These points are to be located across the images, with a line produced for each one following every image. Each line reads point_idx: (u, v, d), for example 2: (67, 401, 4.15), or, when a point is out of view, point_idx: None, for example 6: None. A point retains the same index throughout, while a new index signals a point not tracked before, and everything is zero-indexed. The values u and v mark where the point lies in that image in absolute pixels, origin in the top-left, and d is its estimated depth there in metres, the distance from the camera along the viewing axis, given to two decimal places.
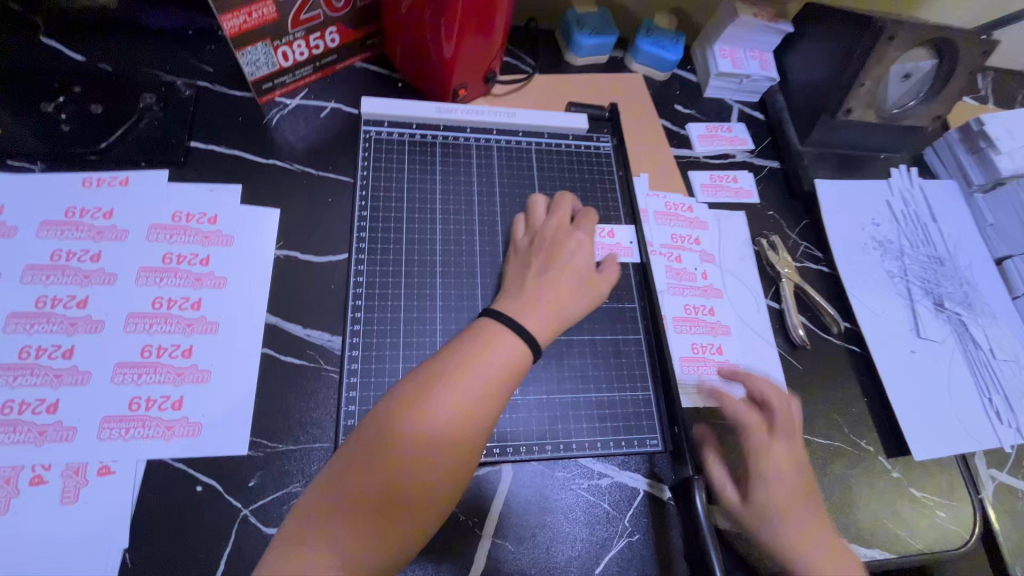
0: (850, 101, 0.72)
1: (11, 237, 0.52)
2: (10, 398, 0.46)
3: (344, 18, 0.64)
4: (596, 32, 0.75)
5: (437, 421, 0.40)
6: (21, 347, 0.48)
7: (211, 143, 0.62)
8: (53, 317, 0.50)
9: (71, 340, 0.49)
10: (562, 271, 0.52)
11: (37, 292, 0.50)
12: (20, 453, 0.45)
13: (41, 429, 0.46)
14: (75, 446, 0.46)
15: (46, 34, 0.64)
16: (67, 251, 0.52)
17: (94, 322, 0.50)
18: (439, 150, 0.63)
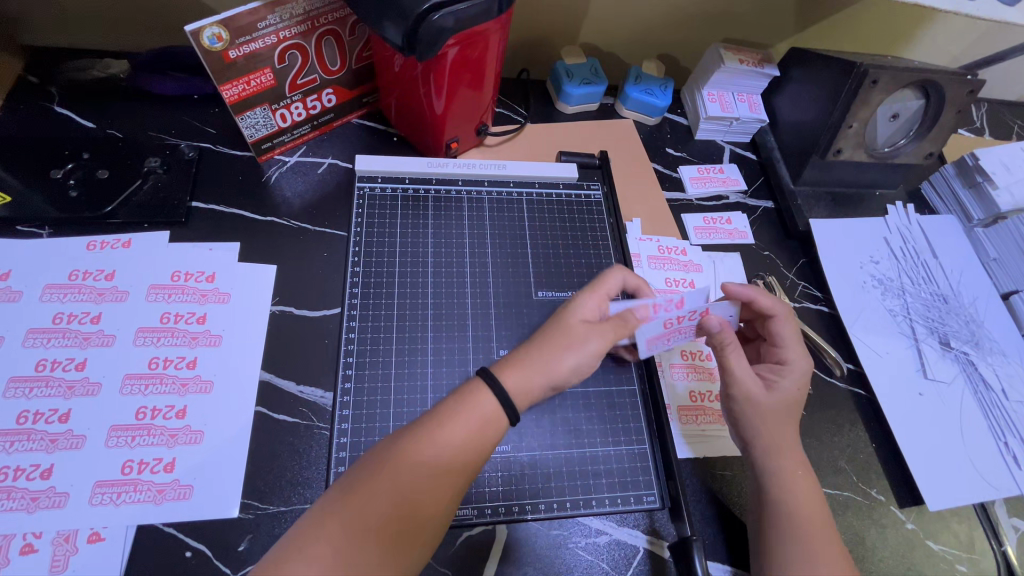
0: (840, 142, 0.72)
1: (15, 301, 0.54)
2: (6, 464, 0.47)
3: (340, 80, 0.66)
4: (585, 82, 0.78)
5: (432, 442, 0.42)
6: (20, 412, 0.49)
7: (212, 202, 0.64)
8: (52, 381, 0.51)
9: (68, 404, 0.50)
10: (563, 331, 0.48)
11: (37, 356, 0.52)
12: (13, 520, 0.45)
13: (34, 495, 0.46)
14: (66, 512, 0.46)
15: (60, 103, 0.67)
16: (69, 314, 0.54)
17: (91, 385, 0.51)
18: (431, 203, 0.64)
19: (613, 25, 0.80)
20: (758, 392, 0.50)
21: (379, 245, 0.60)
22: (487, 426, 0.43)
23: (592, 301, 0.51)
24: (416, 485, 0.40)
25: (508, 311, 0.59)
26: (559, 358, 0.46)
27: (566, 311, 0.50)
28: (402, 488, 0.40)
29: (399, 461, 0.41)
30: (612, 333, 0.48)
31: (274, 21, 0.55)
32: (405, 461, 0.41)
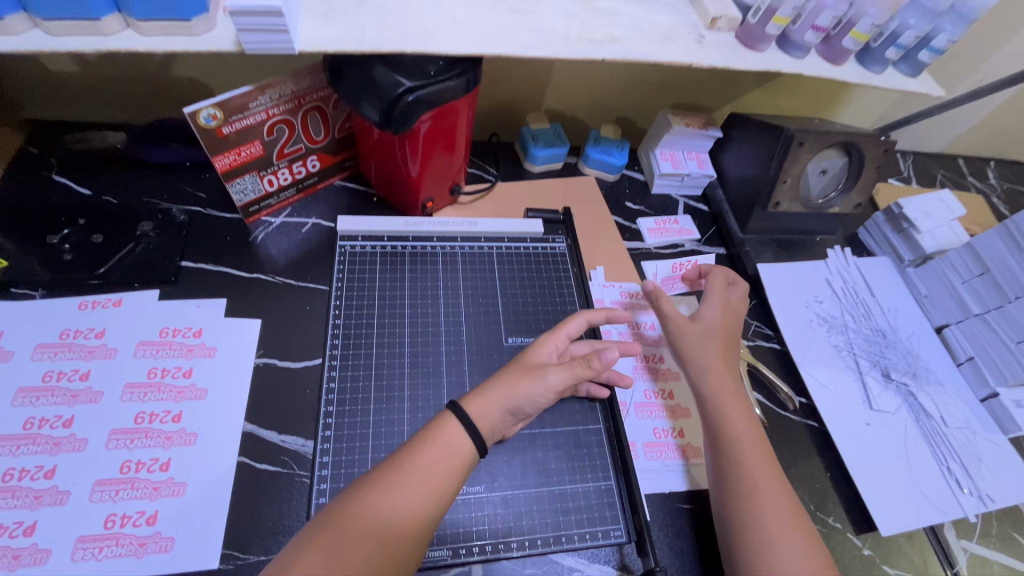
0: (776, 196, 0.80)
1: (6, 361, 0.56)
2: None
3: (324, 148, 0.73)
4: (549, 144, 0.86)
5: (411, 472, 0.46)
6: (5, 470, 0.50)
7: (200, 262, 0.68)
8: (39, 438, 0.52)
9: (54, 460, 0.51)
10: (521, 371, 0.55)
11: (26, 413, 0.53)
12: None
13: (16, 553, 0.47)
14: (48, 569, 0.47)
15: (58, 173, 0.72)
16: (59, 372, 0.56)
17: (78, 441, 0.53)
18: (408, 258, 0.69)
19: (573, 93, 0.90)
20: (686, 323, 0.65)
21: (358, 299, 0.65)
22: (454, 457, 0.49)
23: (550, 345, 0.58)
24: (397, 513, 0.44)
25: (480, 357, 0.63)
26: (521, 388, 0.54)
27: (525, 354, 0.57)
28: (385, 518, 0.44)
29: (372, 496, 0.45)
30: (569, 369, 0.55)
31: (265, 101, 0.61)
32: (380, 496, 0.45)
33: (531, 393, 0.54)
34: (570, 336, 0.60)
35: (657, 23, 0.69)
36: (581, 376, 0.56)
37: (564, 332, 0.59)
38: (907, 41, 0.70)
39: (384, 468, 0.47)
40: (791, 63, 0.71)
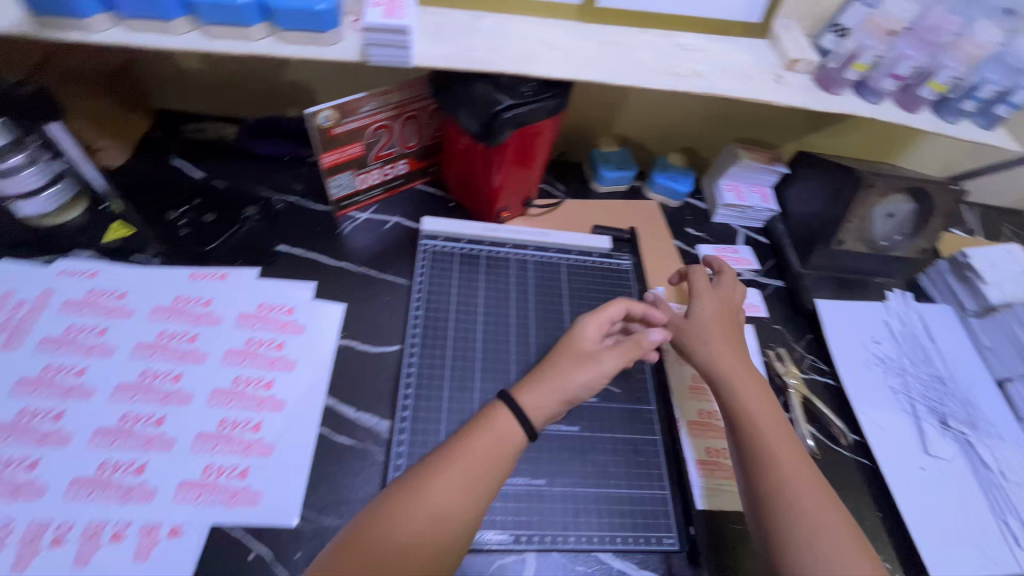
0: (841, 234, 0.83)
1: (128, 318, 0.63)
2: (106, 459, 0.54)
3: (414, 153, 0.79)
4: (619, 167, 0.90)
5: (456, 465, 0.49)
6: (123, 413, 0.56)
7: (295, 247, 0.74)
8: (152, 389, 0.58)
9: (163, 410, 0.57)
10: (573, 360, 0.58)
11: (142, 366, 0.60)
12: (108, 510, 0.51)
13: (128, 489, 0.52)
14: (154, 506, 0.52)
15: (178, 157, 0.80)
16: (171, 332, 0.62)
17: (184, 395, 0.58)
18: (483, 261, 0.73)
19: (644, 121, 0.94)
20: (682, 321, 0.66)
21: (437, 295, 0.70)
22: (499, 450, 0.51)
23: (595, 328, 0.61)
24: (443, 497, 0.47)
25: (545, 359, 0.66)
26: (574, 374, 0.56)
27: (573, 339, 0.60)
28: (430, 505, 0.47)
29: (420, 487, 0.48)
30: (622, 352, 0.59)
31: (373, 107, 0.67)
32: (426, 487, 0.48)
33: (588, 379, 0.56)
34: (611, 318, 0.63)
35: (737, 61, 0.72)
36: (633, 358, 0.60)
37: (603, 315, 0.62)
38: (985, 96, 0.71)
39: (431, 461, 0.50)
40: (865, 107, 0.72)
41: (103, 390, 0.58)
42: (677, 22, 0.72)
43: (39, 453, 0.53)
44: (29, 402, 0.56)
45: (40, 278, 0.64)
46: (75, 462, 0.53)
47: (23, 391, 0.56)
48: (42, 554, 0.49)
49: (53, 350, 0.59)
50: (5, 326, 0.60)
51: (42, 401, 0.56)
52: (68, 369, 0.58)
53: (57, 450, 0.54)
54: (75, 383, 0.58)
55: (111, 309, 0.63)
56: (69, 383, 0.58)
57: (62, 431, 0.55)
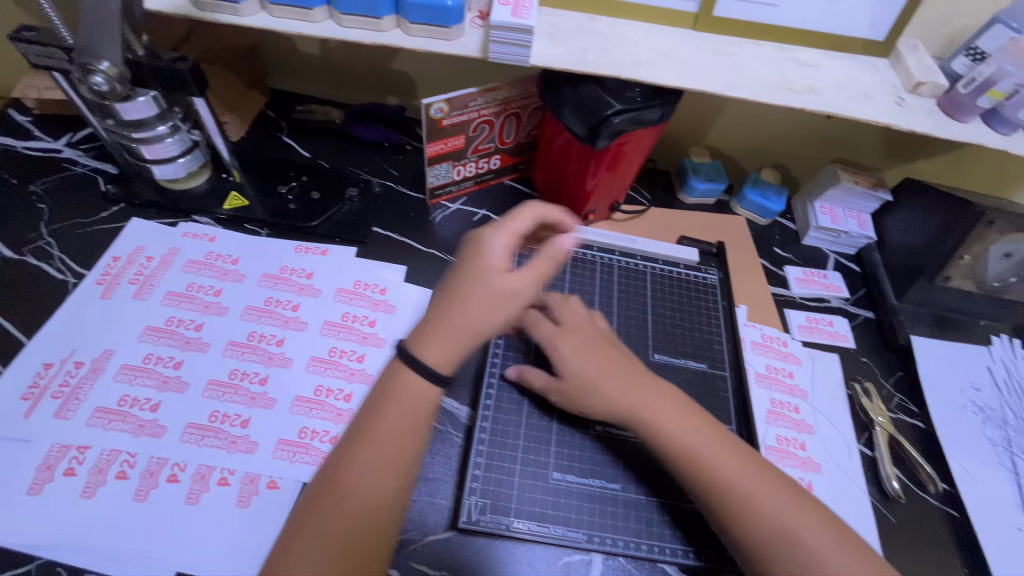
0: (948, 270, 0.78)
1: (240, 282, 0.68)
2: (217, 409, 0.58)
3: (508, 149, 0.80)
4: (708, 179, 0.88)
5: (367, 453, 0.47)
6: (232, 369, 0.61)
7: (388, 230, 0.78)
8: (258, 350, 0.63)
9: (268, 370, 0.62)
10: (476, 291, 0.50)
11: (250, 327, 0.64)
12: (216, 456, 0.56)
13: (234, 439, 0.57)
14: (255, 458, 0.56)
15: (287, 135, 0.85)
16: (277, 299, 0.67)
17: (286, 359, 0.63)
18: (570, 261, 0.74)
19: (738, 133, 0.92)
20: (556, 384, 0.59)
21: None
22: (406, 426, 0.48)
23: (501, 243, 0.53)
24: (366, 495, 0.46)
25: None
26: (465, 309, 0.50)
27: (479, 263, 0.52)
28: (350, 512, 0.45)
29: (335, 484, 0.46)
30: (530, 275, 0.53)
31: (481, 103, 0.70)
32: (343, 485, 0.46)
33: (504, 311, 0.51)
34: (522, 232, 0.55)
35: (855, 79, 0.70)
36: (546, 275, 0.54)
37: (514, 231, 0.54)
38: None
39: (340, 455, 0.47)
40: (997, 140, 0.68)
41: (217, 346, 0.62)
42: (795, 36, 0.70)
43: (161, 396, 0.58)
44: (154, 349, 0.61)
45: (167, 237, 0.70)
46: (189, 408, 0.58)
47: (150, 338, 0.62)
48: (159, 487, 0.54)
49: (176, 303, 0.65)
50: (136, 278, 0.66)
51: (164, 349, 0.61)
52: (187, 322, 0.64)
53: (176, 395, 0.59)
54: (193, 336, 0.63)
55: (225, 272, 0.68)
56: (188, 336, 0.63)
57: (180, 379, 0.60)
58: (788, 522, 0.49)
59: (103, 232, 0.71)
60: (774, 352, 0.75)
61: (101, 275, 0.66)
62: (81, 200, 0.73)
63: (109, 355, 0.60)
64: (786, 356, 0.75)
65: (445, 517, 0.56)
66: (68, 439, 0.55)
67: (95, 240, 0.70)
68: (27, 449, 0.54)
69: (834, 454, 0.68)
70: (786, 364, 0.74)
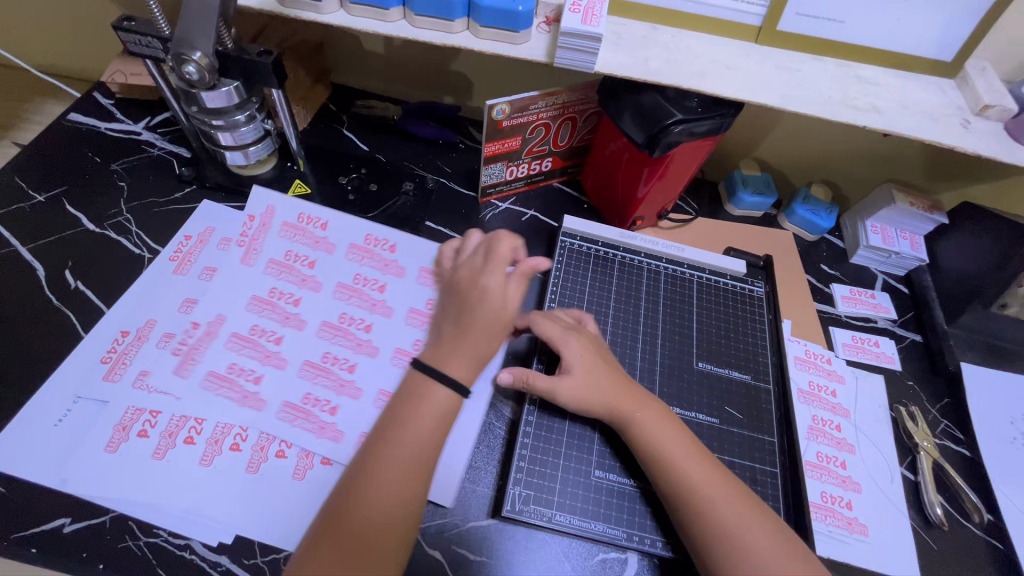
0: (1006, 298, 0.78)
1: (331, 253, 0.72)
2: (310, 391, 0.61)
3: (561, 152, 0.82)
4: (757, 192, 0.88)
5: (384, 455, 0.51)
6: (325, 352, 0.64)
7: (442, 225, 0.80)
8: (348, 335, 0.66)
9: (356, 357, 0.64)
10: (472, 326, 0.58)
11: (340, 309, 0.67)
12: (305, 438, 0.58)
13: (323, 424, 0.59)
14: (342, 445, 0.58)
15: (348, 128, 0.89)
16: (366, 279, 0.70)
17: (372, 347, 0.65)
18: (617, 265, 0.75)
19: (790, 148, 0.92)
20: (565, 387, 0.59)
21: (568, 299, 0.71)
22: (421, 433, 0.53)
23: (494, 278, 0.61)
24: (383, 490, 0.50)
25: (670, 371, 0.67)
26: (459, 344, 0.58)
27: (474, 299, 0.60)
28: (370, 506, 0.49)
29: (358, 482, 0.50)
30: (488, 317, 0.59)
31: (541, 106, 0.71)
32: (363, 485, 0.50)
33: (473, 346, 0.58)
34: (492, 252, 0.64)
35: (919, 98, 0.69)
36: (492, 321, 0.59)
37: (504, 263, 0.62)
38: None
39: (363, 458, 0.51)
40: None
41: (312, 325, 0.66)
42: (859, 53, 0.70)
43: (264, 369, 0.62)
44: (258, 320, 0.65)
45: (234, 220, 0.74)
46: (287, 386, 0.61)
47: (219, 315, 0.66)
48: (223, 454, 0.57)
49: (278, 274, 0.69)
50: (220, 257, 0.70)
51: (268, 322, 0.65)
52: (286, 296, 0.68)
53: (277, 370, 0.62)
54: (292, 312, 0.66)
55: (317, 241, 0.73)
56: (288, 311, 0.66)
57: (281, 356, 0.63)
58: (717, 506, 0.53)
59: (177, 212, 0.75)
60: (818, 368, 0.75)
61: (174, 252, 0.70)
62: (158, 180, 0.78)
63: (185, 327, 0.64)
64: (829, 373, 0.75)
65: (487, 505, 0.58)
66: (141, 402, 0.59)
67: (170, 219, 0.74)
68: (105, 409, 0.58)
69: (875, 475, 0.67)
70: (829, 382, 0.74)
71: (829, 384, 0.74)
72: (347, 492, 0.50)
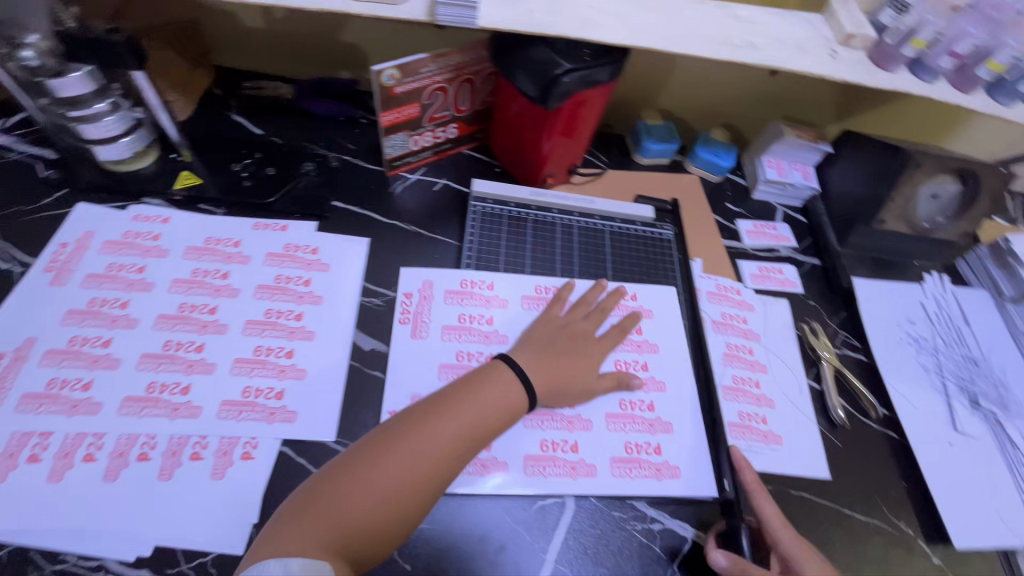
0: (883, 214, 0.84)
1: (246, 263, 0.68)
2: (249, 384, 0.60)
3: (465, 117, 0.81)
4: (662, 140, 0.91)
5: (452, 413, 0.54)
6: (256, 346, 0.62)
7: (349, 204, 0.77)
8: (278, 325, 0.64)
9: (292, 344, 0.63)
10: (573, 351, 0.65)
11: (266, 305, 0.65)
12: (257, 428, 0.57)
13: (272, 411, 0.59)
14: (296, 426, 0.58)
15: (237, 112, 0.83)
16: (545, 287, 0.73)
17: (307, 332, 0.64)
18: (530, 225, 0.78)
19: (688, 95, 0.95)
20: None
21: (484, 261, 0.74)
22: (484, 412, 0.55)
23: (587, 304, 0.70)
24: (444, 441, 0.52)
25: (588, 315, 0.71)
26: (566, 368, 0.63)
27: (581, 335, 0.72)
28: (430, 452, 0.51)
29: (426, 427, 0.53)
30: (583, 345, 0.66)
31: (433, 69, 0.70)
32: (429, 429, 0.53)
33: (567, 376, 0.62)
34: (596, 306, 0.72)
35: (792, 34, 0.72)
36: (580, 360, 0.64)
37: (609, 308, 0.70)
38: None
39: (432, 410, 0.54)
40: (920, 86, 0.73)
41: (235, 326, 0.63)
42: None
43: (190, 379, 0.59)
44: (172, 335, 0.61)
45: (117, 222, 0.68)
46: (221, 386, 0.59)
47: (105, 324, 0.61)
48: (130, 466, 0.53)
49: (184, 290, 0.64)
50: (111, 265, 0.65)
51: (472, 308, 0.69)
52: (200, 307, 0.64)
53: (206, 376, 0.59)
54: (489, 330, 0.68)
55: (229, 255, 0.68)
56: (484, 330, 0.68)
57: (206, 361, 0.60)
58: None
59: (48, 219, 0.68)
60: (728, 299, 0.79)
61: (49, 262, 0.64)
62: (21, 187, 0.70)
63: (75, 340, 0.59)
64: (740, 304, 0.79)
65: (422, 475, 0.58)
66: (28, 426, 0.54)
67: (39, 228, 0.67)
68: None
69: (785, 389, 0.73)
70: (740, 311, 0.78)
71: (739, 309, 0.79)
72: (412, 434, 0.52)
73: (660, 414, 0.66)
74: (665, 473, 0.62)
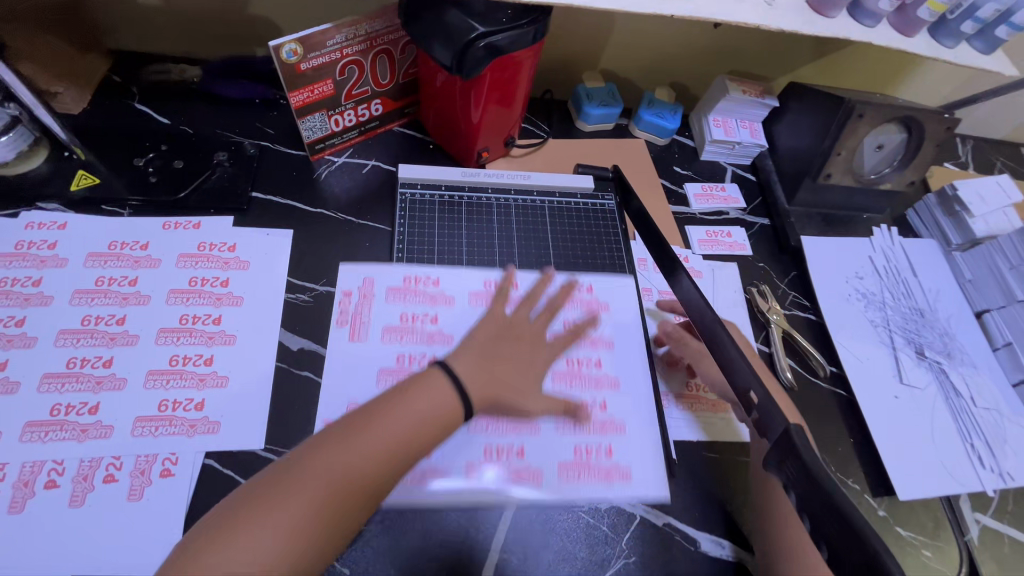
0: (829, 167, 0.81)
1: (156, 267, 0.63)
2: (165, 397, 0.56)
3: (388, 92, 0.76)
4: (603, 104, 0.86)
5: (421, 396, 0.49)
6: (171, 356, 0.58)
7: (270, 194, 0.72)
8: (195, 331, 0.60)
9: (211, 350, 0.59)
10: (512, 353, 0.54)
11: (180, 312, 0.61)
12: (176, 443, 0.54)
13: (191, 423, 0.55)
14: (220, 437, 0.55)
15: (139, 101, 0.77)
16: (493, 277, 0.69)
17: (228, 335, 0.61)
18: (465, 208, 0.74)
19: (630, 54, 0.90)
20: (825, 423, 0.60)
21: (418, 243, 0.71)
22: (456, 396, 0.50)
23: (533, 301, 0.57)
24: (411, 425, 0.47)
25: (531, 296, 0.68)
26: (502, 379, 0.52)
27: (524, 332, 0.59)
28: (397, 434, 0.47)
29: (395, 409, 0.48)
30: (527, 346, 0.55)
31: (340, 40, 0.64)
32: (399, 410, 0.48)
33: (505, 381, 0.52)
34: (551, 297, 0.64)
35: None
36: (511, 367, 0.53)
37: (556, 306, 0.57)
38: (985, 15, 0.69)
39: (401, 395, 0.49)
40: (861, 31, 0.70)
41: (147, 336, 0.59)
42: None
43: (98, 398, 0.55)
44: (76, 352, 0.57)
45: (6, 232, 0.62)
46: (134, 402, 0.55)
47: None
48: (37, 496, 0.50)
49: (88, 302, 0.60)
50: (4, 280, 0.60)
51: (415, 306, 0.66)
52: (107, 318, 0.59)
53: (117, 392, 0.55)
54: (434, 329, 0.65)
55: (136, 260, 0.63)
56: (429, 330, 0.65)
57: (115, 376, 0.56)
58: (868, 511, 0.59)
59: None
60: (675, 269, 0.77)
61: None
62: None
63: None
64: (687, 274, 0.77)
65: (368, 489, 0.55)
66: None
67: None
68: None
69: None
70: None
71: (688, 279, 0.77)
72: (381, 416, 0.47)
73: (611, 415, 0.63)
74: (616, 475, 0.60)
